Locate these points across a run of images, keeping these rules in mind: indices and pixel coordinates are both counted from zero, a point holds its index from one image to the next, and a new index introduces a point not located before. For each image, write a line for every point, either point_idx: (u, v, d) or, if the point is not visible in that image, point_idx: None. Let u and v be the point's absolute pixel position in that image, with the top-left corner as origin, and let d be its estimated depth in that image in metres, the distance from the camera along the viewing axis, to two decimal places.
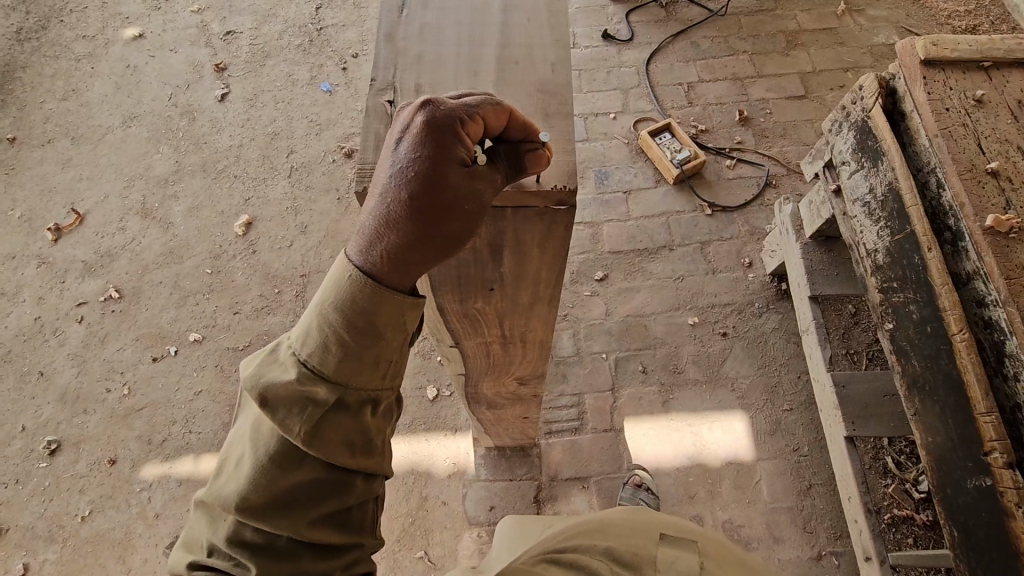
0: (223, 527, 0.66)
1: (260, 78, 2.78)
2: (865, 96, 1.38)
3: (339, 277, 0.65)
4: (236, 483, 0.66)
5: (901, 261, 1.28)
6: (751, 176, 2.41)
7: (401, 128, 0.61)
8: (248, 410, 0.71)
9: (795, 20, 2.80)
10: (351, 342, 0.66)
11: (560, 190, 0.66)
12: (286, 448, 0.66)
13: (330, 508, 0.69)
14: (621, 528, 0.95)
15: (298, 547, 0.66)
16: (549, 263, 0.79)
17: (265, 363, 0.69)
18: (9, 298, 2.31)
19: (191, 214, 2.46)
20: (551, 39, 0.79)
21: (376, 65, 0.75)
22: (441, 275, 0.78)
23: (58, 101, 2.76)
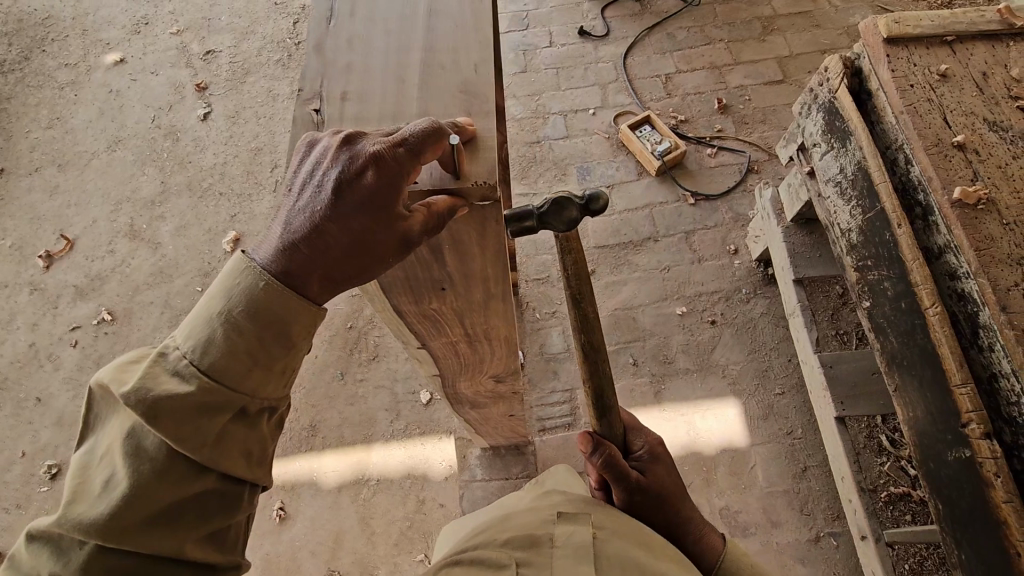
0: (77, 556, 0.60)
1: (241, 95, 2.80)
2: (831, 77, 1.39)
3: (254, 282, 0.63)
4: (105, 504, 0.61)
5: (874, 239, 1.28)
6: (732, 163, 2.41)
7: (343, 170, 0.62)
8: (117, 421, 0.64)
9: (770, 6, 2.81)
10: (255, 348, 0.64)
11: (480, 186, 0.67)
12: (176, 463, 0.62)
13: (215, 524, 0.66)
14: (520, 519, 1.01)
15: (173, 567, 0.63)
16: (492, 260, 0.80)
17: (151, 371, 0.63)
18: (3, 326, 2.34)
19: (179, 233, 2.48)
20: (476, 41, 0.79)
21: (305, 76, 0.77)
22: (388, 280, 0.78)
23: (43, 129, 2.79)
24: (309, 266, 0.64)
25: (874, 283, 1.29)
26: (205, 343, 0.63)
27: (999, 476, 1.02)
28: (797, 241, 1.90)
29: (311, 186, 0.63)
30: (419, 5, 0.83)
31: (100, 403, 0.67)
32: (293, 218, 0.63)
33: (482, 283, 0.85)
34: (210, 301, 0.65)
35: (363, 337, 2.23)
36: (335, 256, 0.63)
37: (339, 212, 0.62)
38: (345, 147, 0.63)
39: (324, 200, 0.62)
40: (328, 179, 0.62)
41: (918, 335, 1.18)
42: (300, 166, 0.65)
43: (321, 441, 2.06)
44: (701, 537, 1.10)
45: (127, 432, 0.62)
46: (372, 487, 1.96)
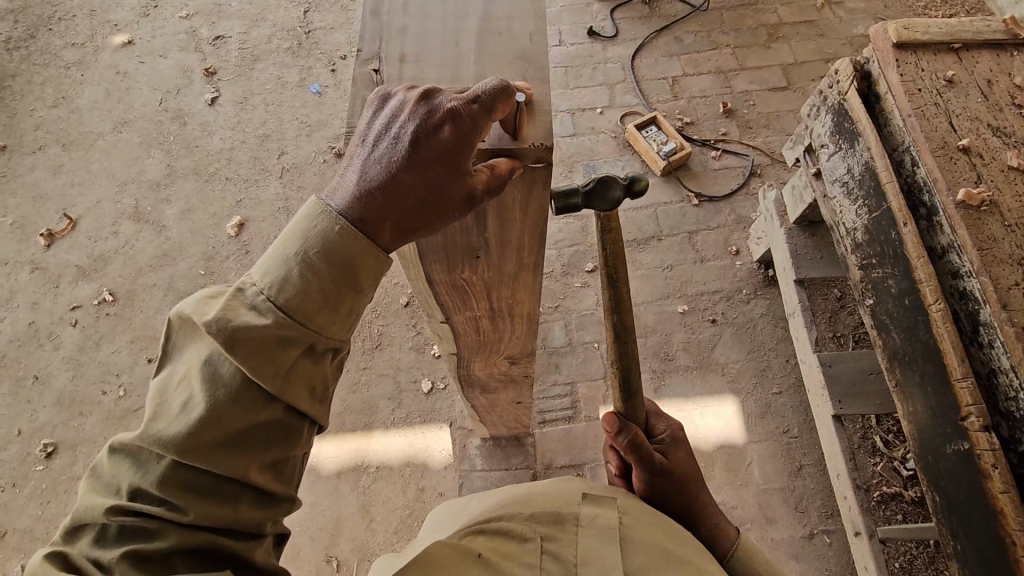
0: (153, 470, 0.62)
1: (249, 82, 2.81)
2: (841, 80, 1.42)
3: (328, 224, 0.64)
4: (181, 424, 0.62)
5: (879, 237, 1.31)
6: (736, 166, 2.45)
7: (421, 123, 0.63)
8: (196, 347, 0.65)
9: (776, 14, 2.85)
10: (331, 282, 0.65)
11: (538, 148, 0.68)
12: (250, 392, 0.64)
13: (277, 454, 0.67)
14: (549, 495, 1.05)
15: (237, 491, 0.65)
16: (532, 227, 0.81)
17: (230, 303, 0.64)
18: (3, 304, 2.32)
19: (184, 217, 2.47)
20: (529, 11, 0.81)
21: (362, 38, 0.79)
22: (428, 244, 0.79)
23: (48, 108, 2.78)
24: (383, 216, 0.64)
25: (878, 280, 1.32)
26: (283, 275, 0.64)
27: (997, 467, 1.05)
28: (801, 243, 1.93)
29: (386, 137, 0.64)
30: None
31: (177, 334, 0.68)
32: (368, 168, 0.64)
33: (516, 252, 0.86)
34: (288, 236, 0.66)
35: (366, 326, 2.23)
36: (411, 207, 0.64)
37: (418, 163, 0.62)
38: (421, 102, 0.64)
39: (401, 150, 0.62)
40: (405, 131, 0.63)
41: (920, 331, 1.21)
42: (373, 120, 0.65)
43: (322, 427, 2.06)
44: (721, 526, 1.12)
45: (205, 359, 0.63)
46: (372, 475, 1.97)
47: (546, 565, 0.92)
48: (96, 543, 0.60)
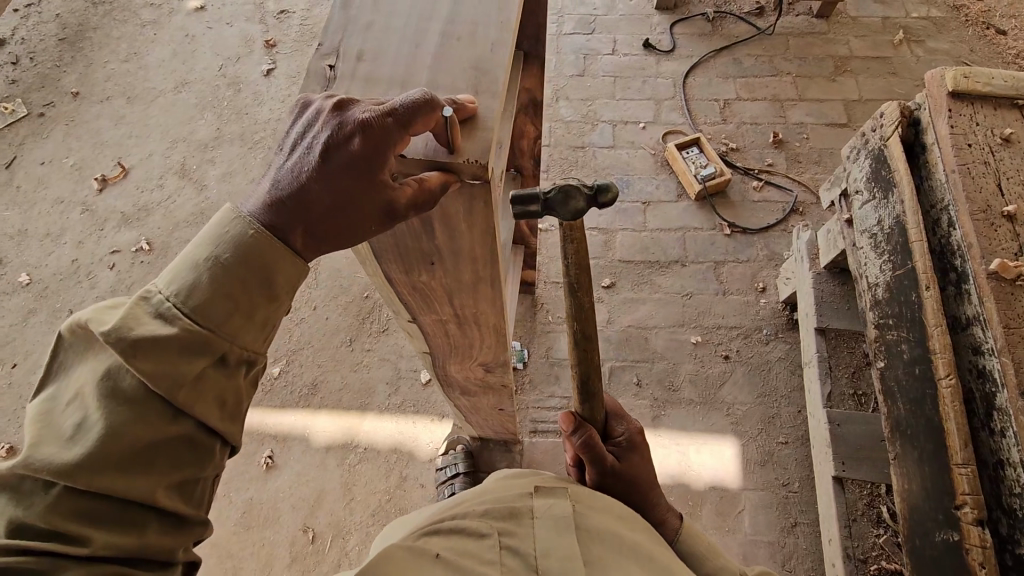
0: (40, 499, 0.62)
1: (306, 57, 2.89)
2: (884, 123, 1.32)
3: (242, 231, 0.68)
4: (76, 446, 0.63)
5: (900, 298, 1.22)
6: (777, 200, 2.34)
7: (333, 134, 0.66)
8: (92, 361, 0.67)
9: (847, 46, 2.70)
10: (240, 295, 0.69)
11: (471, 164, 0.68)
12: (153, 407, 0.66)
13: (185, 474, 0.69)
14: (499, 494, 1.04)
15: (144, 516, 0.67)
16: (480, 241, 0.80)
17: (132, 313, 0.66)
18: (52, 239, 2.48)
19: (225, 179, 2.58)
20: (498, 19, 0.80)
21: (326, 33, 0.79)
22: (377, 242, 0.79)
23: (120, 62, 2.95)
24: (294, 220, 0.69)
25: (892, 343, 1.23)
26: (189, 285, 0.67)
27: (984, 567, 0.98)
28: (827, 289, 1.82)
29: (301, 145, 0.68)
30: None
31: (67, 351, 0.70)
32: (285, 174, 0.68)
33: (468, 264, 0.85)
34: (196, 248, 0.69)
35: (377, 309, 2.26)
36: (321, 214, 0.68)
37: (326, 172, 0.66)
38: (334, 111, 0.67)
39: (313, 160, 0.67)
40: (317, 140, 0.67)
41: (926, 405, 1.12)
42: (293, 125, 0.70)
43: (319, 401, 2.10)
44: (666, 516, 1.14)
45: (101, 374, 0.65)
46: (359, 455, 2.00)
47: (506, 561, 0.90)
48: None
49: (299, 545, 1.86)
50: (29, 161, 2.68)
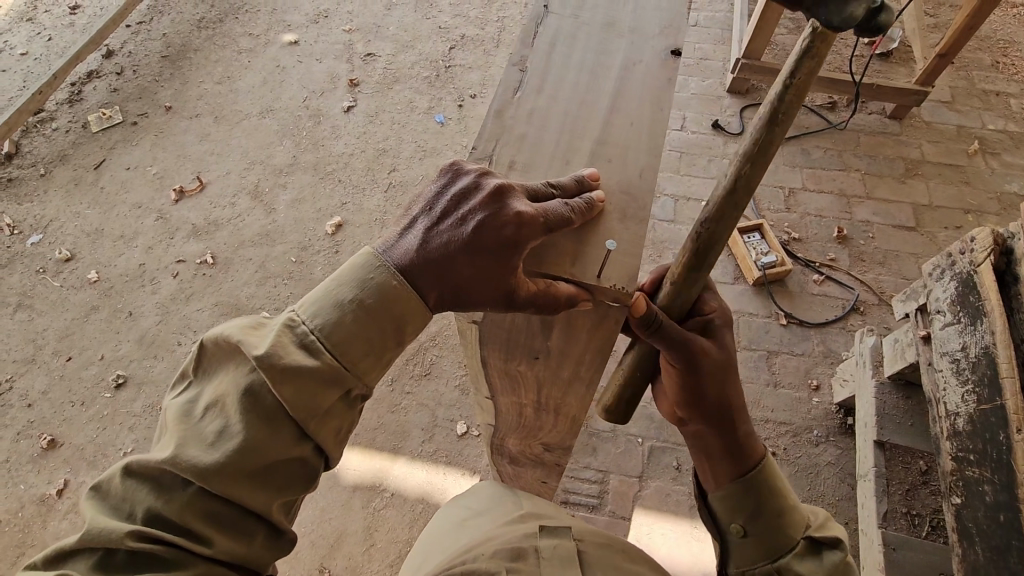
0: (178, 495, 0.64)
1: (385, 99, 3.03)
2: (975, 248, 1.30)
3: (386, 278, 0.71)
4: (215, 453, 0.65)
5: (983, 433, 1.19)
6: (837, 297, 2.30)
7: (489, 211, 0.73)
8: (231, 375, 0.69)
9: (919, 149, 2.70)
10: (380, 337, 0.72)
11: (618, 290, 0.76)
12: (286, 429, 0.69)
13: (296, 493, 0.71)
14: (503, 536, 1.00)
15: (255, 525, 0.69)
16: (596, 350, 0.89)
17: (279, 338, 0.69)
18: (125, 241, 2.59)
19: (293, 205, 2.67)
20: (645, 146, 0.91)
21: (480, 137, 0.90)
22: (492, 331, 0.89)
23: (214, 83, 3.14)
24: (431, 283, 0.73)
25: (971, 480, 1.20)
26: (333, 322, 0.70)
27: None
28: (889, 401, 1.76)
29: (453, 216, 0.75)
30: (600, 99, 0.95)
31: (208, 359, 0.72)
32: (432, 237, 0.74)
33: (573, 365, 0.93)
34: (341, 283, 0.72)
35: (421, 352, 2.27)
36: (459, 282, 0.73)
37: (476, 245, 0.72)
38: (489, 192, 0.75)
39: (465, 229, 0.73)
40: (471, 215, 0.73)
41: (1010, 556, 1.08)
42: (444, 195, 0.77)
43: (353, 437, 2.10)
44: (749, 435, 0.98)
45: (244, 389, 0.67)
46: (385, 500, 1.97)
47: None
48: (100, 567, 0.61)
49: None
50: (117, 164, 2.84)
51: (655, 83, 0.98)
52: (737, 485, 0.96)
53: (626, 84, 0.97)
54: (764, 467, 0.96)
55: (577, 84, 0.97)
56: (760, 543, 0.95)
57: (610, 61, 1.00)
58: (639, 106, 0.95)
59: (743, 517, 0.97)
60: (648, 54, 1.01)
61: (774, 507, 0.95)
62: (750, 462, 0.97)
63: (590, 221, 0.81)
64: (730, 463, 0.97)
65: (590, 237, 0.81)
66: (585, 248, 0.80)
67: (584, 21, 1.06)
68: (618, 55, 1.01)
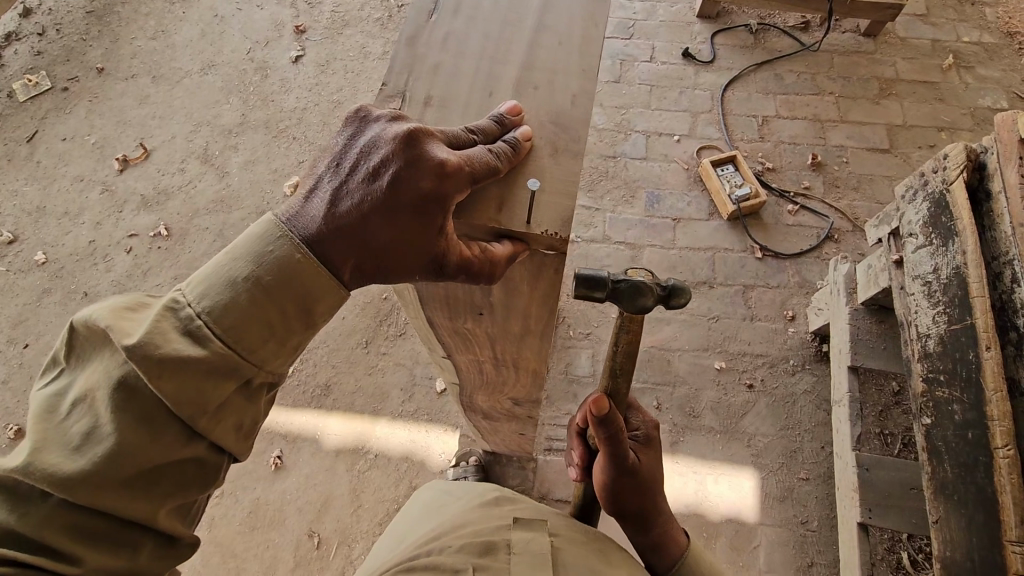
0: (36, 510, 0.59)
1: (336, 46, 2.83)
2: (948, 166, 1.25)
3: (288, 251, 0.65)
4: (85, 460, 0.60)
5: (954, 352, 1.18)
6: (812, 226, 2.27)
7: (405, 165, 0.66)
8: (103, 367, 0.63)
9: (894, 67, 2.61)
10: (275, 319, 0.65)
11: (552, 237, 0.69)
12: (172, 429, 0.63)
13: (190, 496, 0.67)
14: (475, 526, 1.00)
15: (138, 538, 0.64)
16: (537, 301, 0.84)
17: (158, 324, 0.62)
18: (70, 218, 2.44)
19: (247, 167, 2.53)
20: (577, 68, 0.83)
21: (391, 70, 0.81)
22: (430, 294, 0.84)
23: (147, 39, 2.90)
24: (347, 252, 0.66)
25: (941, 401, 1.21)
26: (224, 303, 0.63)
27: None
28: (863, 326, 1.77)
29: (364, 170, 0.67)
30: (524, 19, 0.87)
31: (83, 346, 0.65)
32: (343, 200, 0.66)
33: (520, 318, 0.89)
34: (231, 258, 0.65)
35: (395, 312, 2.22)
36: (377, 247, 0.66)
37: (392, 206, 0.66)
38: (401, 138, 0.66)
39: (379, 187, 0.66)
40: (385, 169, 0.66)
41: (977, 472, 1.11)
42: (353, 147, 0.69)
43: (331, 402, 2.07)
44: (674, 533, 1.10)
45: (117, 385, 0.61)
46: (369, 461, 1.96)
47: None
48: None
49: (304, 550, 1.84)
50: (51, 136, 2.64)
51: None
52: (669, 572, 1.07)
53: (553, 2, 0.89)
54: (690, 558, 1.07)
55: (498, 4, 0.88)
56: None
57: None
58: (570, 25, 0.86)
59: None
60: None
61: None
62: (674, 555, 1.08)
63: (516, 165, 0.74)
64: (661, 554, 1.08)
65: (517, 177, 0.74)
66: (511, 191, 0.73)
67: None
68: None
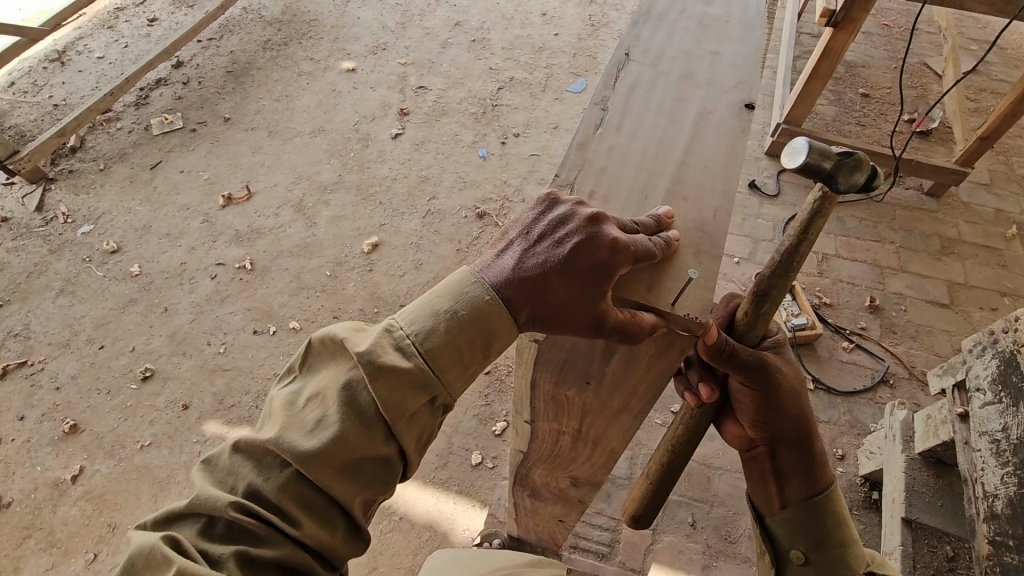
0: (276, 476, 0.67)
1: (432, 130, 3.15)
2: (1019, 328, 1.27)
3: (480, 293, 0.74)
4: (315, 439, 0.68)
5: (1023, 518, 1.16)
6: (867, 366, 2.27)
7: (584, 238, 0.75)
8: (329, 371, 0.73)
9: (956, 228, 2.70)
10: (469, 348, 0.73)
11: (692, 320, 0.77)
12: (376, 425, 0.70)
13: (378, 491, 0.73)
14: (535, 569, 1.13)
15: (338, 520, 0.70)
16: (658, 378, 0.90)
17: (381, 338, 0.72)
18: (170, 239, 2.68)
19: (334, 221, 2.76)
20: (720, 187, 0.94)
21: (564, 166, 0.95)
22: (551, 356, 0.92)
23: (272, 100, 3.30)
24: (525, 301, 0.74)
25: (1010, 567, 1.17)
26: (428, 329, 0.72)
27: None
28: (918, 477, 1.72)
29: (550, 239, 0.76)
30: (676, 142, 0.99)
31: (314, 355, 0.77)
32: (528, 260, 0.76)
33: (626, 396, 0.95)
34: (439, 296, 0.75)
35: None
36: (553, 299, 0.74)
37: (573, 266, 0.74)
38: (587, 217, 0.77)
39: (561, 253, 0.75)
40: (569, 238, 0.75)
41: None
42: (541, 220, 0.79)
43: None
44: (820, 461, 0.98)
45: (344, 384, 0.71)
46: (393, 523, 1.94)
47: None
48: (202, 535, 0.63)
49: None
50: (171, 167, 2.97)
51: (729, 132, 1.01)
52: (804, 508, 0.97)
53: (701, 130, 1.01)
54: (833, 494, 0.97)
55: (655, 128, 1.01)
56: (823, 572, 0.96)
57: (686, 109, 1.04)
58: (716, 151, 0.98)
59: (806, 541, 0.98)
60: (721, 104, 1.05)
61: (838, 536, 0.96)
62: (815, 491, 0.97)
63: (666, 258, 0.83)
64: (799, 484, 0.97)
65: (667, 269, 0.83)
66: (662, 278, 0.82)
67: (662, 71, 1.11)
68: (693, 104, 1.05)
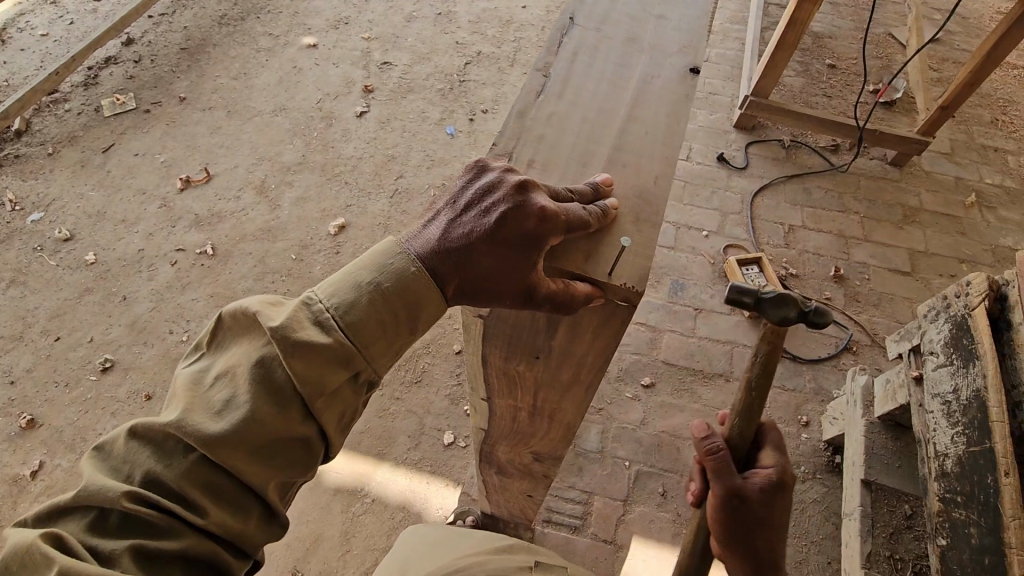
0: (178, 462, 0.65)
1: (398, 107, 3.07)
2: (970, 292, 1.30)
3: (404, 265, 0.72)
4: (225, 422, 0.66)
5: (971, 475, 1.20)
6: (831, 335, 2.32)
7: (509, 206, 0.73)
8: (244, 348, 0.71)
9: (918, 197, 2.75)
10: (389, 322, 0.72)
11: (628, 288, 0.76)
12: (292, 404, 0.69)
13: (296, 472, 0.72)
14: (501, 540, 1.15)
15: (249, 504, 0.69)
16: (598, 349, 0.89)
17: (297, 314, 0.70)
18: (126, 225, 2.58)
19: (298, 203, 2.69)
20: (661, 154, 0.92)
21: (502, 134, 0.92)
22: (495, 331, 0.91)
23: (229, 78, 3.17)
24: (452, 272, 0.73)
25: (958, 522, 1.21)
26: (349, 303, 0.71)
27: None
28: (877, 441, 1.77)
29: (477, 208, 0.75)
30: (617, 109, 0.97)
31: (225, 331, 0.75)
32: (454, 230, 0.74)
33: (572, 368, 0.94)
34: (361, 268, 0.73)
35: (414, 360, 2.25)
36: (481, 271, 0.73)
37: (498, 236, 0.72)
38: (513, 184, 0.75)
39: (486, 223, 0.73)
40: (495, 207, 0.74)
41: None
42: (467, 189, 0.77)
43: None
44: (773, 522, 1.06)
45: (257, 361, 0.69)
46: (365, 505, 1.93)
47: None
48: (92, 528, 0.61)
49: None
50: (125, 150, 2.85)
51: (672, 98, 1.00)
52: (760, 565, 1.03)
53: (644, 96, 0.99)
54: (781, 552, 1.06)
55: (598, 95, 0.99)
56: None
57: (629, 74, 1.02)
58: (657, 117, 0.97)
59: None
60: (666, 69, 1.04)
61: None
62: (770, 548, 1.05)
63: (603, 226, 0.82)
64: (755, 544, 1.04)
65: (604, 237, 0.81)
66: (599, 246, 0.80)
67: (607, 36, 1.08)
68: (636, 69, 1.03)
